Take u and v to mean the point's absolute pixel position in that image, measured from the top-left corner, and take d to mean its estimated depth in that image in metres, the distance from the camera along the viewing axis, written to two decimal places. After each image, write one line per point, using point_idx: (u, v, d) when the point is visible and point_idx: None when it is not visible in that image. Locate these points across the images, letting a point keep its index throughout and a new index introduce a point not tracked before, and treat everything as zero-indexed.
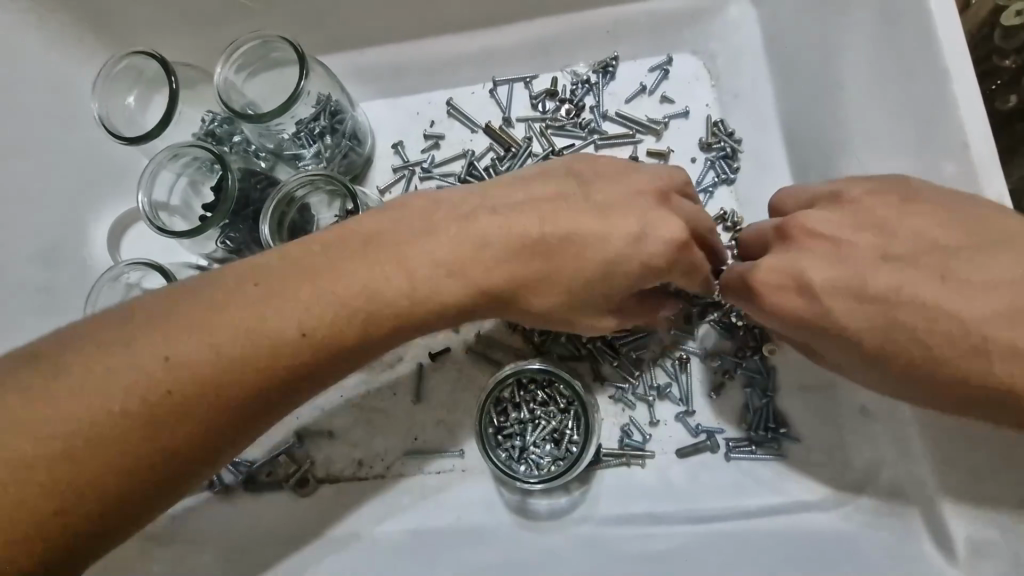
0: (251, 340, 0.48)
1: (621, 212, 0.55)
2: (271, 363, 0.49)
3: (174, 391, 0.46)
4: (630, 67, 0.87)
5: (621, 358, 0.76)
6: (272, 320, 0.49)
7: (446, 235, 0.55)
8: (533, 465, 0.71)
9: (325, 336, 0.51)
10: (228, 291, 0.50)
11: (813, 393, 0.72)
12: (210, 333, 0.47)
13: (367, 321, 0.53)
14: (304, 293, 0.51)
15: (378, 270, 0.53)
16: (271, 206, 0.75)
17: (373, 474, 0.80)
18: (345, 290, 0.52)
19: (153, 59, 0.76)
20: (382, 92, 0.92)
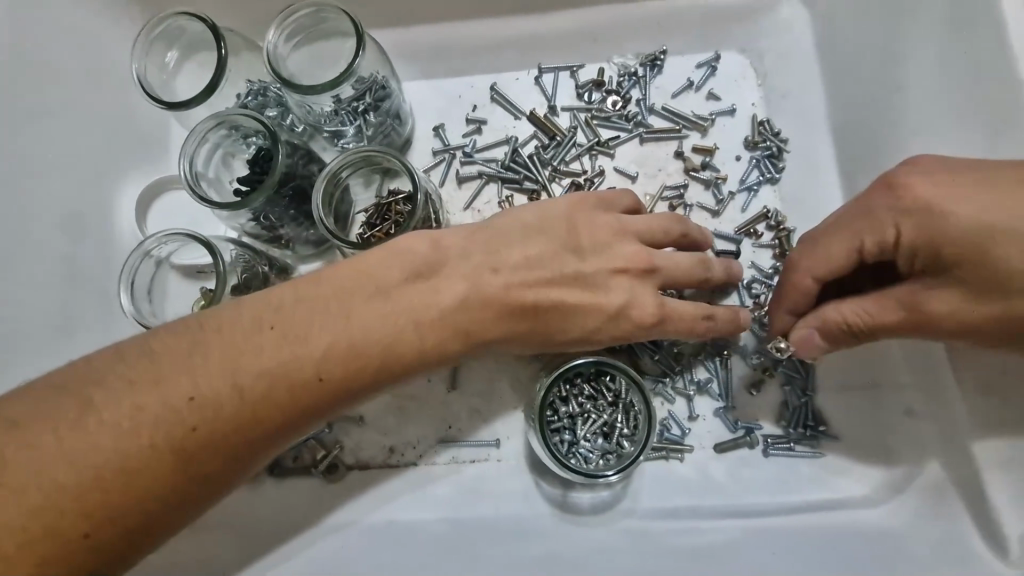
0: (307, 355, 0.51)
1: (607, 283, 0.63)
2: (291, 400, 0.50)
3: (197, 427, 0.47)
4: (677, 63, 0.86)
5: (661, 352, 0.76)
6: (294, 357, 0.50)
7: (457, 279, 0.58)
8: (583, 459, 0.70)
9: (343, 372, 0.52)
10: (247, 327, 0.50)
11: (855, 392, 0.73)
12: (272, 348, 0.50)
13: (384, 358, 0.54)
14: (320, 334, 0.51)
15: (388, 310, 0.54)
16: (322, 187, 0.72)
17: (405, 462, 0.78)
18: (392, 313, 0.54)
19: (198, 21, 0.72)
20: (423, 72, 0.89)
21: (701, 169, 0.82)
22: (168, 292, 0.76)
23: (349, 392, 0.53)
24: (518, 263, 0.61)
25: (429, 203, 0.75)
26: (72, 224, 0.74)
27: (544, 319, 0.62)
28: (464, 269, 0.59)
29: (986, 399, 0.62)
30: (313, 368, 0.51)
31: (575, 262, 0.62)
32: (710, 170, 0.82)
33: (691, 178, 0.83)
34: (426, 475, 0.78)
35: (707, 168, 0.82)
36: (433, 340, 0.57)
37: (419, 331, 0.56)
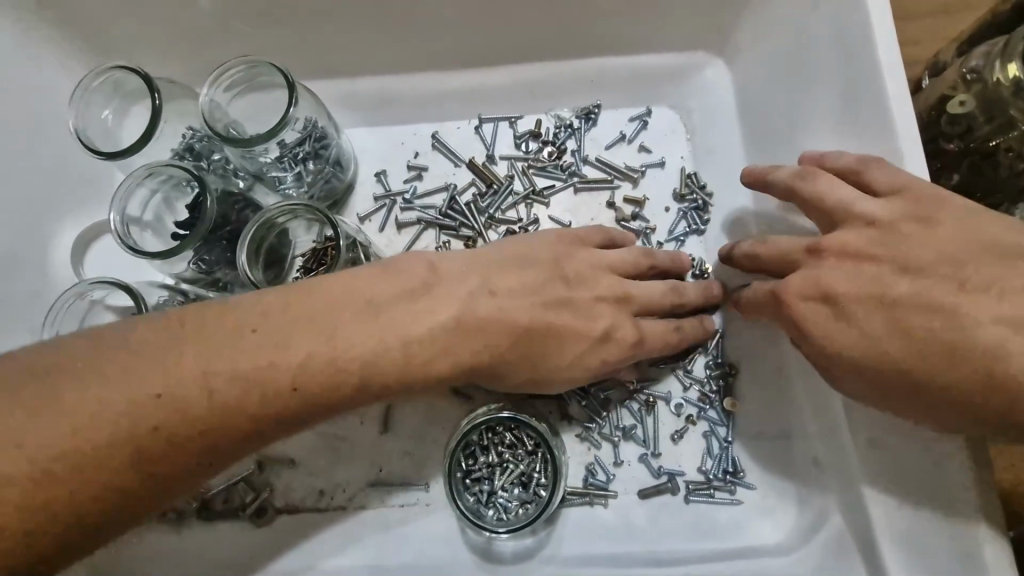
0: (284, 367, 0.52)
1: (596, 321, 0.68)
2: (251, 411, 0.51)
3: (97, 453, 0.46)
4: (610, 116, 0.90)
5: (589, 399, 0.78)
6: (215, 382, 0.50)
7: (447, 303, 0.61)
8: (501, 508, 0.71)
9: (272, 405, 0.52)
10: (178, 344, 0.50)
11: (772, 442, 0.76)
12: (249, 354, 0.51)
13: (355, 379, 0.55)
14: (251, 359, 0.51)
15: (340, 343, 0.55)
16: (251, 231, 0.74)
17: (334, 505, 0.79)
18: (362, 339, 0.56)
19: (135, 74, 0.74)
20: (368, 120, 0.92)
21: (631, 219, 0.86)
22: None
23: (311, 407, 0.53)
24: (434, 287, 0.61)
25: (358, 248, 0.79)
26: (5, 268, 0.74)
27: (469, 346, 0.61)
28: (449, 293, 0.61)
29: (876, 453, 0.62)
30: (232, 398, 0.50)
31: (580, 292, 0.69)
32: (640, 220, 0.86)
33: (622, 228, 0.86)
34: (355, 519, 0.78)
35: (637, 219, 0.86)
36: (389, 377, 0.57)
37: (375, 360, 0.56)
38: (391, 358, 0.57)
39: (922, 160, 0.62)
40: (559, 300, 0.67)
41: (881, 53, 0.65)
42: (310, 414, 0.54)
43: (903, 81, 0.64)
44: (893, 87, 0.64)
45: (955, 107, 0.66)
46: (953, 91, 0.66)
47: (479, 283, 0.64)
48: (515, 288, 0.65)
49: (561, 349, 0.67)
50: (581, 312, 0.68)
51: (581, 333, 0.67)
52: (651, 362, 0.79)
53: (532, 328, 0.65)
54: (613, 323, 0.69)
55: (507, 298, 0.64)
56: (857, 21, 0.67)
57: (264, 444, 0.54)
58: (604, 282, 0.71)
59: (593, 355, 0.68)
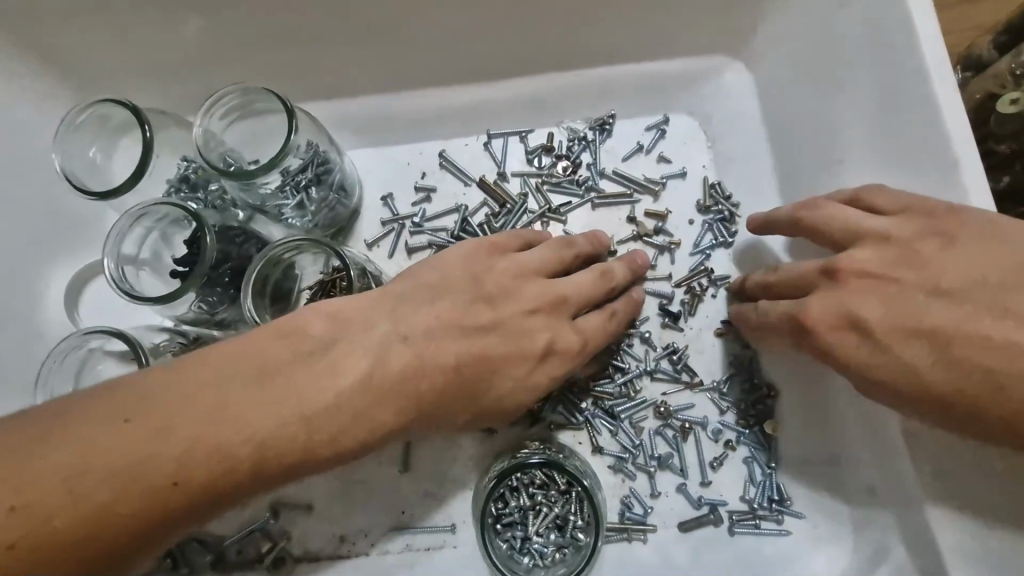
0: (170, 451, 0.47)
1: (531, 332, 0.66)
2: (149, 502, 0.47)
3: (18, 545, 0.44)
4: (626, 126, 0.86)
5: (619, 427, 0.75)
6: (138, 461, 0.46)
7: (360, 354, 0.57)
8: (537, 555, 0.66)
9: (205, 483, 0.49)
10: (107, 418, 0.47)
11: (818, 466, 0.71)
12: (127, 442, 0.47)
13: (263, 456, 0.51)
14: (181, 430, 0.48)
15: (266, 407, 0.51)
16: (256, 269, 0.70)
17: (356, 552, 0.75)
18: (270, 411, 0.51)
19: (124, 107, 0.70)
20: (371, 140, 0.88)
21: (654, 234, 0.81)
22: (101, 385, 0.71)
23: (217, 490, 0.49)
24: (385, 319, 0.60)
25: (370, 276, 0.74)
26: None
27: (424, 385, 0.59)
28: (366, 342, 0.57)
29: (940, 485, 0.58)
30: (162, 478, 0.47)
31: (518, 306, 0.67)
32: (663, 234, 0.81)
33: (645, 243, 0.81)
34: (378, 566, 0.74)
35: (660, 233, 0.81)
36: (325, 440, 0.53)
37: (307, 425, 0.52)
38: (321, 419, 0.53)
39: (977, 162, 0.57)
40: (498, 318, 0.65)
41: (926, 53, 0.60)
42: (240, 488, 0.51)
43: (951, 81, 0.59)
44: (942, 88, 0.59)
45: (1006, 106, 0.62)
46: (1002, 89, 0.63)
47: (423, 316, 0.62)
48: (453, 315, 0.63)
49: (502, 375, 0.65)
50: (514, 334, 0.66)
51: (512, 353, 0.65)
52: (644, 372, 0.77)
53: (471, 358, 0.63)
54: (553, 336, 0.67)
55: (446, 328, 0.62)
56: (897, 19, 0.62)
57: (197, 522, 0.51)
58: (535, 292, 0.68)
59: (540, 373, 0.67)
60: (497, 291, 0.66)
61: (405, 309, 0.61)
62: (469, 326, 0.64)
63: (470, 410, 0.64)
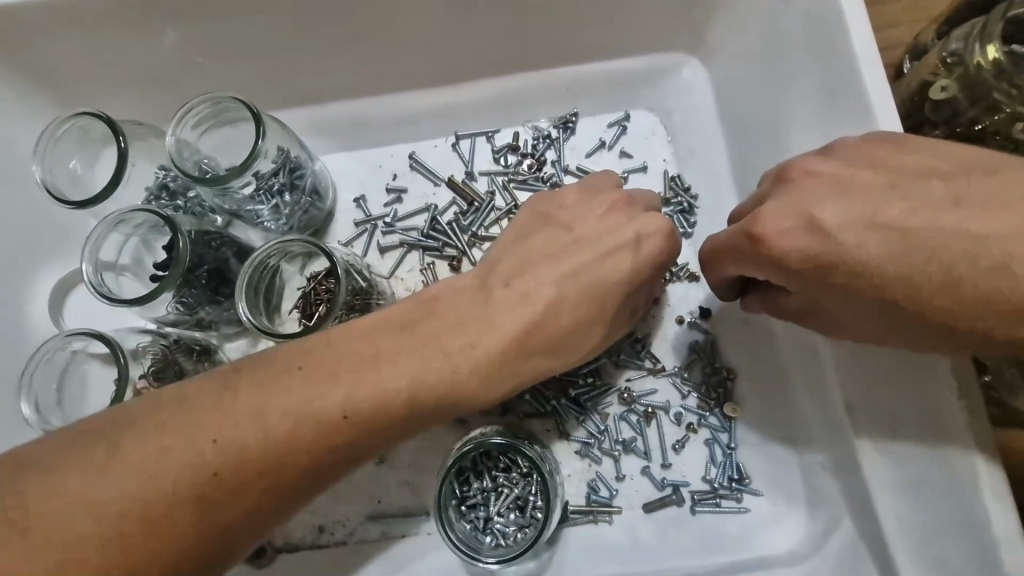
0: (333, 394, 0.52)
1: (615, 234, 0.64)
2: (316, 439, 0.52)
3: (206, 475, 0.49)
4: (589, 123, 0.89)
5: (585, 414, 0.78)
6: (313, 398, 0.52)
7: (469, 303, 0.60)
8: (499, 535, 0.69)
9: (367, 419, 0.53)
10: (338, 359, 0.54)
11: (775, 447, 0.74)
12: (290, 387, 0.52)
13: (414, 396, 0.55)
14: (344, 373, 0.53)
15: (413, 348, 0.56)
16: (245, 278, 0.72)
17: (335, 540, 0.78)
18: (406, 358, 0.55)
19: (99, 118, 0.73)
20: (344, 145, 0.91)
21: None
22: (89, 382, 0.73)
23: (378, 427, 0.54)
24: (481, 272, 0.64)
25: (354, 273, 0.75)
26: None
27: (536, 310, 0.61)
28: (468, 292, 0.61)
29: (884, 456, 0.61)
30: (332, 415, 0.52)
31: (593, 223, 0.66)
32: None
33: None
34: (357, 553, 0.77)
35: None
36: (468, 373, 0.57)
37: (451, 363, 0.57)
38: (456, 356, 0.57)
39: None
40: (574, 237, 0.65)
41: (857, 47, 0.63)
42: (398, 425, 0.55)
43: (880, 72, 0.62)
44: (870, 76, 0.62)
45: (938, 92, 0.64)
46: (934, 76, 0.65)
47: (512, 257, 0.64)
48: (546, 244, 0.65)
49: (605, 283, 0.63)
50: (593, 247, 0.64)
51: (606, 270, 0.63)
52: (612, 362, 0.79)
53: (571, 280, 0.62)
54: (636, 232, 0.64)
55: (544, 261, 0.63)
56: (830, 15, 0.65)
57: (355, 463, 0.55)
58: (597, 209, 0.67)
59: (642, 265, 0.64)
60: (568, 217, 0.67)
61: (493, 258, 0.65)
62: (556, 251, 0.64)
63: (587, 325, 0.63)
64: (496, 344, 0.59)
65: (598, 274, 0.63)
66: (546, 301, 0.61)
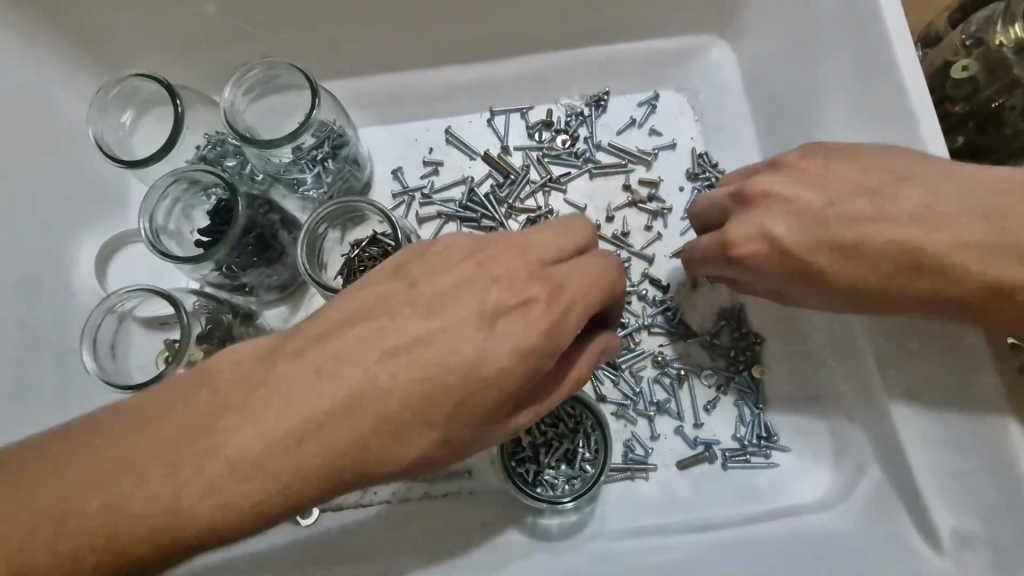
0: (163, 482, 0.42)
1: (525, 299, 0.50)
2: (145, 535, 0.42)
3: (15, 567, 0.41)
4: (620, 102, 0.92)
5: (621, 376, 0.81)
6: (108, 487, 0.42)
7: (349, 371, 0.46)
8: (549, 486, 0.72)
9: (198, 515, 0.42)
10: (165, 429, 0.44)
11: (799, 404, 0.79)
12: (113, 472, 0.42)
13: (263, 483, 0.43)
14: (176, 455, 0.43)
15: (266, 426, 0.44)
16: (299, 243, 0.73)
17: (379, 501, 0.79)
18: (254, 438, 0.44)
19: (154, 82, 0.74)
20: (381, 118, 0.93)
21: (648, 200, 0.88)
22: (132, 344, 0.75)
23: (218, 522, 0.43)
24: (352, 335, 0.48)
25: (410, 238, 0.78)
26: (30, 285, 0.73)
27: (435, 384, 0.47)
28: (343, 360, 0.47)
29: (915, 409, 0.66)
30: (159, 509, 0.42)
31: (490, 289, 0.51)
32: (656, 201, 0.88)
33: (639, 209, 0.88)
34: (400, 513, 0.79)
35: (654, 200, 0.87)
36: (314, 462, 0.44)
37: (315, 444, 0.44)
38: (298, 440, 0.44)
39: (935, 120, 0.65)
40: (480, 297, 0.50)
41: (889, 25, 0.68)
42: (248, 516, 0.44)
43: (910, 45, 0.67)
44: (901, 52, 0.67)
45: (958, 72, 0.70)
46: (955, 57, 0.70)
47: (383, 328, 0.48)
48: (433, 307, 0.50)
49: (514, 355, 0.49)
50: (501, 306, 0.50)
51: (526, 325, 0.50)
52: (644, 327, 0.83)
53: (475, 347, 0.48)
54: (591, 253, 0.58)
55: (433, 323, 0.49)
56: None
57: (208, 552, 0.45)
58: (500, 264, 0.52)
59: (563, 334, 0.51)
60: (464, 270, 0.52)
61: (362, 326, 0.48)
62: (453, 318, 0.49)
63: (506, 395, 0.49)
64: (386, 417, 0.46)
65: (503, 347, 0.49)
66: (446, 372, 0.48)
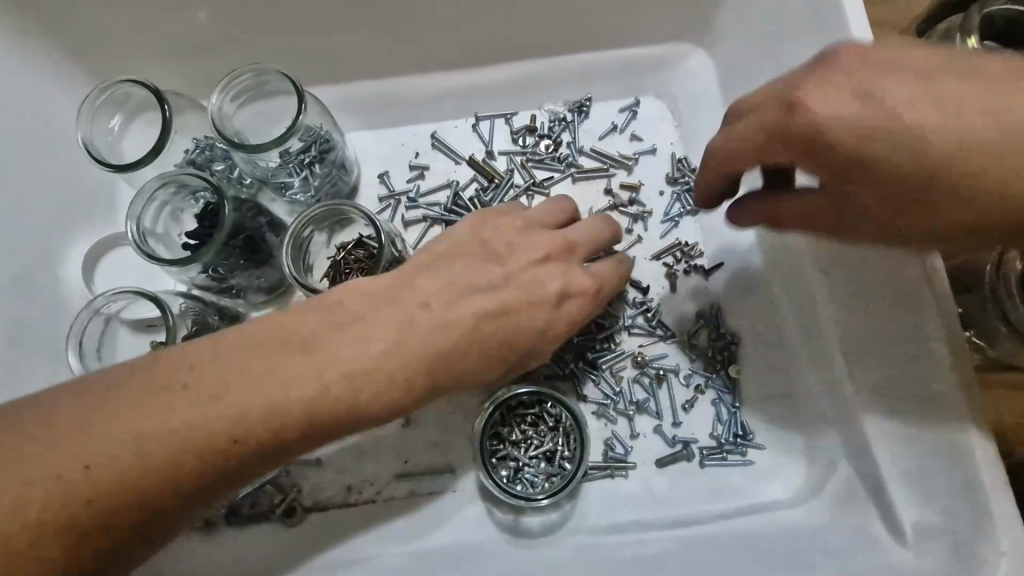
0: (227, 413, 0.52)
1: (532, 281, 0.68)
2: (205, 455, 0.51)
3: (58, 507, 0.47)
4: (602, 108, 0.94)
5: (601, 376, 0.83)
6: (178, 415, 0.51)
7: (387, 327, 0.59)
8: (529, 483, 0.75)
9: (258, 438, 0.53)
10: (232, 365, 0.54)
11: (771, 404, 0.81)
12: (181, 402, 0.51)
13: (315, 412, 0.55)
14: (240, 388, 0.53)
15: (320, 367, 0.55)
16: (285, 247, 0.75)
17: (364, 500, 0.81)
18: (309, 374, 0.55)
19: (141, 87, 0.75)
20: (368, 122, 0.95)
21: (629, 204, 0.90)
22: (116, 344, 0.77)
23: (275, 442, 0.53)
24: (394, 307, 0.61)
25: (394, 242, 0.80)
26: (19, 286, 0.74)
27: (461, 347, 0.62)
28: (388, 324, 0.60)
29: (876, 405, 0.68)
30: (220, 436, 0.51)
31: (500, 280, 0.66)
32: (637, 205, 0.90)
33: (621, 213, 0.90)
34: (385, 510, 0.80)
35: (634, 203, 0.90)
36: (359, 396, 0.56)
37: (354, 386, 0.56)
38: (349, 377, 0.56)
39: None
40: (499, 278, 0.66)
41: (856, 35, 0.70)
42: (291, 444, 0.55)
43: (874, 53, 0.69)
44: None
45: None
46: None
47: (429, 297, 0.63)
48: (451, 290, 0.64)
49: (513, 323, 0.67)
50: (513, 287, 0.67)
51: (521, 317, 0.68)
52: (624, 327, 0.85)
53: (483, 323, 0.64)
54: (565, 283, 0.69)
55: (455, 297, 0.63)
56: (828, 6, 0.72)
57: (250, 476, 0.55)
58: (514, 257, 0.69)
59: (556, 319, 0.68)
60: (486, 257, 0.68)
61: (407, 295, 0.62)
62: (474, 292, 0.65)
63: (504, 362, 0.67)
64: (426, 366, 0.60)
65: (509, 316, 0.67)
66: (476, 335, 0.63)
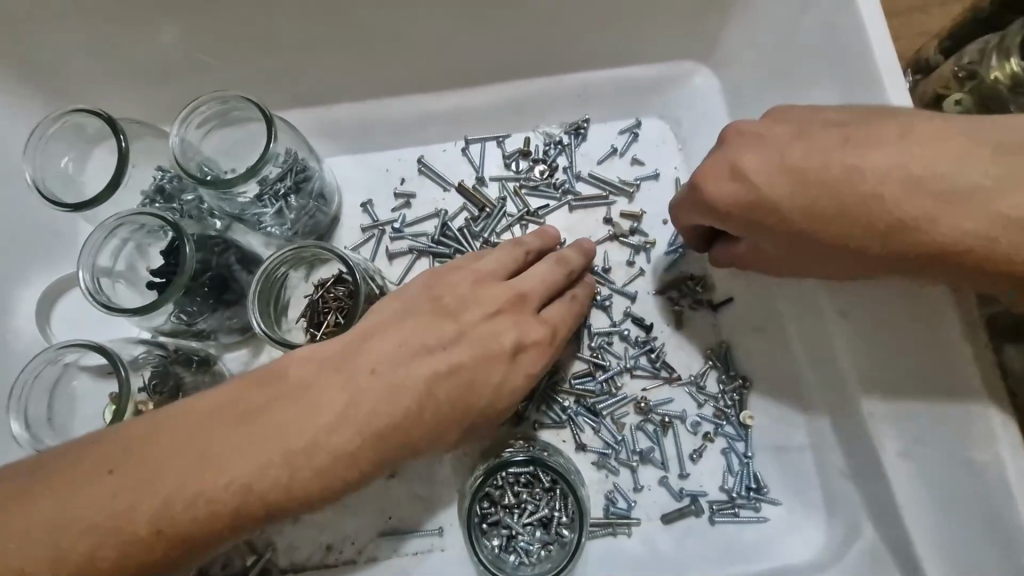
0: (150, 506, 0.48)
1: (494, 329, 0.64)
2: (126, 552, 0.48)
3: None
4: (600, 130, 0.88)
5: (602, 424, 0.76)
6: (106, 509, 0.47)
7: (333, 393, 0.55)
8: (523, 552, 0.71)
9: (184, 530, 0.49)
10: (162, 450, 0.50)
11: (788, 454, 0.74)
12: (100, 495, 0.48)
13: (248, 498, 0.51)
14: (166, 478, 0.49)
15: (251, 450, 0.51)
16: (255, 291, 0.68)
17: (344, 560, 0.75)
18: (242, 457, 0.51)
19: (94, 116, 0.69)
20: (350, 146, 0.88)
21: (630, 234, 0.83)
22: (72, 394, 0.69)
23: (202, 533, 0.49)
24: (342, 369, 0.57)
25: (373, 280, 0.73)
26: None
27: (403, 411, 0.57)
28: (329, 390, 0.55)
29: (908, 464, 0.62)
30: (142, 529, 0.48)
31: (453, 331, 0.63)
32: (639, 235, 0.83)
33: (622, 244, 0.83)
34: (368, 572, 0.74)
35: (636, 233, 0.83)
36: (302, 476, 0.52)
37: (292, 465, 0.52)
38: (284, 458, 0.52)
39: None
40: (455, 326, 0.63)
41: (879, 57, 0.63)
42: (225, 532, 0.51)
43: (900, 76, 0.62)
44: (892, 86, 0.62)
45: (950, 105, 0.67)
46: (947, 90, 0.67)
47: (382, 349, 0.59)
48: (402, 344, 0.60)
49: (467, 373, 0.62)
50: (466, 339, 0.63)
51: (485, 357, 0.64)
52: (626, 369, 0.78)
53: (439, 377, 0.60)
54: (519, 336, 0.65)
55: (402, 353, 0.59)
56: (846, 25, 0.66)
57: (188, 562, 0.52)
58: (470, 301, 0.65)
59: (515, 370, 0.65)
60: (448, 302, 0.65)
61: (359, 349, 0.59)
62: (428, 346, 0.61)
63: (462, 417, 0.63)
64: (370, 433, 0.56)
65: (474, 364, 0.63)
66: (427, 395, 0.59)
